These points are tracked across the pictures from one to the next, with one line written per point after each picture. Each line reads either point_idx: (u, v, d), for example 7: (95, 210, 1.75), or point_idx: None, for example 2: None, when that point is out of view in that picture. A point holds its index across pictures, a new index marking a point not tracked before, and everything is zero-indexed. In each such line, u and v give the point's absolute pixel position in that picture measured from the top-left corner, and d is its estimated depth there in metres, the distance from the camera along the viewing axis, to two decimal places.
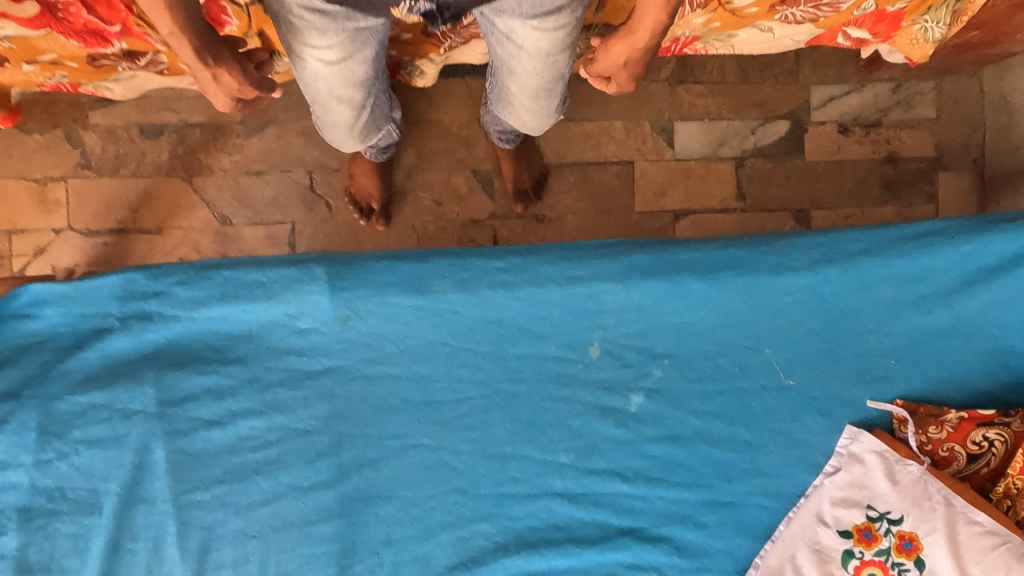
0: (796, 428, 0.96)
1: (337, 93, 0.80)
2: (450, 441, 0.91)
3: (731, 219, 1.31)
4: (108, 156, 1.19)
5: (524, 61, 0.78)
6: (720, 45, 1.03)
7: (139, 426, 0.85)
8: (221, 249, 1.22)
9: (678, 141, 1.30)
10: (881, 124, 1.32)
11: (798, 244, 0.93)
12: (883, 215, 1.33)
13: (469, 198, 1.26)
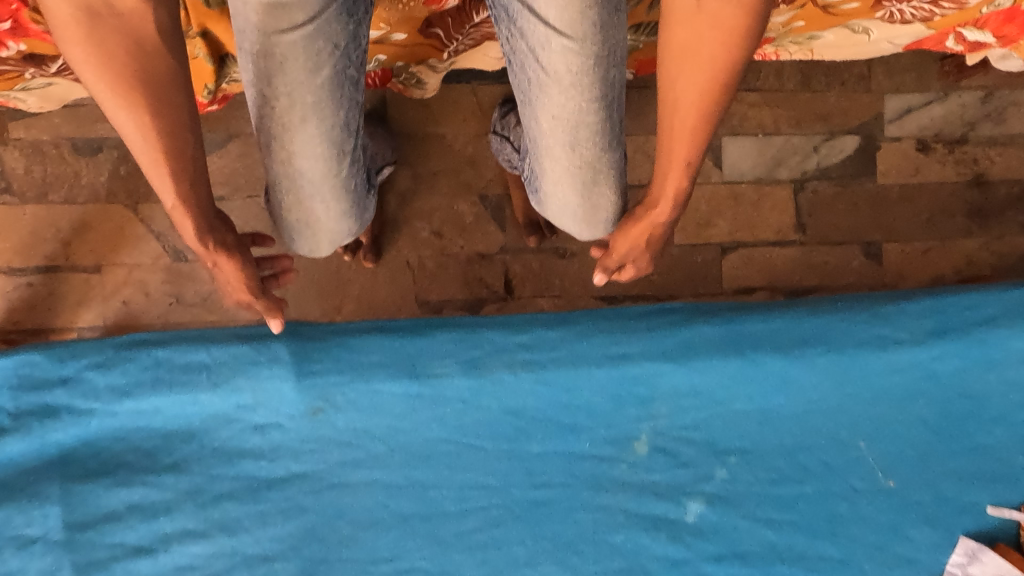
0: (898, 542, 0.73)
1: (312, 54, 0.64)
2: (452, 565, 0.68)
3: (789, 253, 1.09)
4: (33, 178, 0.97)
5: (556, 49, 0.67)
6: (797, 49, 0.81)
7: (38, 558, 0.64)
8: (174, 291, 1.00)
9: (726, 161, 1.08)
10: (967, 140, 1.11)
11: (905, 310, 0.72)
12: (968, 249, 1.12)
13: (476, 228, 1.05)
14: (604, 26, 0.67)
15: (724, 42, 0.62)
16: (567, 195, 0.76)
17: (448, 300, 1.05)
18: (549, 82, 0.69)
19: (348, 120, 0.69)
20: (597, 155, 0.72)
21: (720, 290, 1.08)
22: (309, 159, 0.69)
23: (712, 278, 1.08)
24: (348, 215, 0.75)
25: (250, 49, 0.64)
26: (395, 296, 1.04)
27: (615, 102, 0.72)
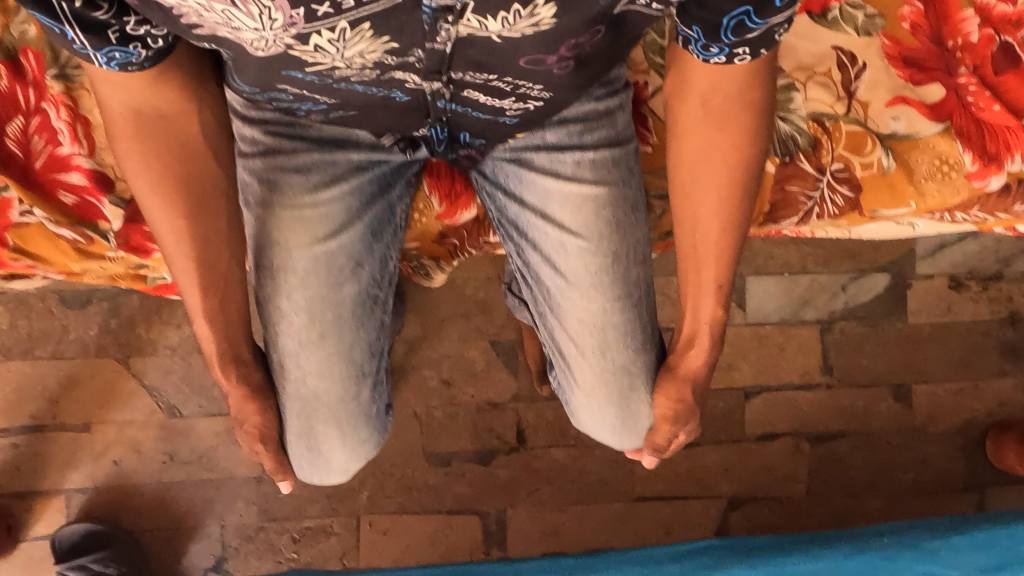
0: None
1: (333, 269, 0.60)
2: None
3: (815, 397, 1.04)
4: (19, 333, 0.92)
5: (571, 250, 0.62)
6: (833, 233, 0.74)
7: None
8: (168, 449, 0.95)
9: (750, 301, 1.03)
10: (1003, 277, 1.06)
11: (953, 544, 0.67)
12: (1001, 389, 1.06)
13: (486, 377, 1.00)
14: (621, 226, 0.62)
15: (736, 141, 0.56)
16: (605, 405, 0.67)
17: (456, 451, 0.99)
18: (570, 289, 0.63)
19: (363, 341, 0.63)
20: (625, 357, 0.65)
21: (742, 436, 1.03)
22: (319, 380, 0.62)
23: (734, 424, 1.03)
24: (359, 443, 0.66)
25: (270, 266, 0.59)
26: (401, 448, 0.98)
27: (643, 299, 0.65)
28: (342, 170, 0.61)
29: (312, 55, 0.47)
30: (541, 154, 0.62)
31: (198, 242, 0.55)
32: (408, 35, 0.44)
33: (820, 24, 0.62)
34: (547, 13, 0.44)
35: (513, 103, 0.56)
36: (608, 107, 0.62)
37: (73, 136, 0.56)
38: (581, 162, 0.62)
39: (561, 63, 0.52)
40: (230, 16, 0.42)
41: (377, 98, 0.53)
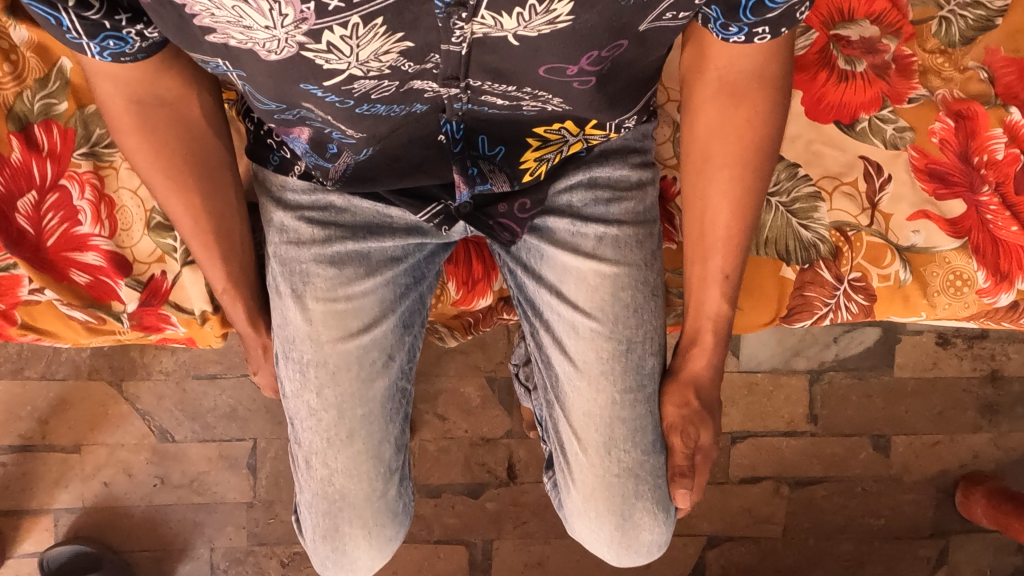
0: None
1: (366, 364, 0.62)
2: None
3: (797, 444, 1.07)
4: (9, 351, 0.91)
5: (583, 332, 0.63)
6: None
7: None
8: (159, 472, 0.94)
9: (744, 349, 1.05)
10: (987, 335, 1.09)
11: None
12: (975, 443, 1.10)
13: (481, 412, 1.01)
14: (637, 309, 0.63)
15: (756, 113, 0.54)
16: (604, 514, 0.65)
17: (447, 483, 1.01)
18: (578, 374, 0.63)
19: (390, 437, 0.65)
20: (633, 457, 0.64)
21: (725, 479, 1.06)
22: (347, 480, 0.63)
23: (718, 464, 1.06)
24: (386, 541, 0.67)
25: (299, 359, 0.62)
26: None
27: (654, 396, 0.64)
28: (379, 257, 0.63)
29: (325, 58, 0.44)
30: (564, 227, 0.64)
31: (211, 217, 0.57)
32: (427, 35, 0.43)
33: (848, 134, 0.63)
34: (565, 8, 0.42)
35: (530, 105, 0.53)
36: (639, 178, 0.65)
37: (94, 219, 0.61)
38: (603, 238, 0.63)
39: (586, 77, 0.50)
40: (238, 13, 0.41)
41: (396, 116, 0.52)
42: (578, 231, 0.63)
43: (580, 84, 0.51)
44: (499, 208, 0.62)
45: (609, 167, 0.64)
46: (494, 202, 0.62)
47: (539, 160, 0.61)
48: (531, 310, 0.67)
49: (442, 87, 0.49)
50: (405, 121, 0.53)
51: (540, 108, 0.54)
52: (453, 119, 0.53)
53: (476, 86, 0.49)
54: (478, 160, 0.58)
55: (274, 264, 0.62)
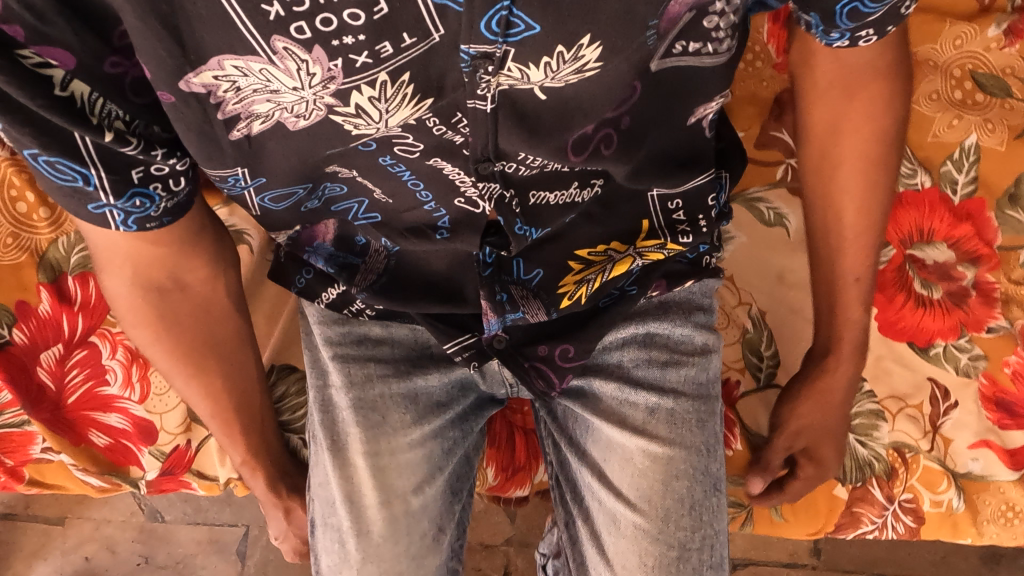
0: None
1: (414, 533, 0.69)
2: None
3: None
4: None
5: (624, 522, 0.68)
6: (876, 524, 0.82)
7: None
8: (142, 552, 0.91)
9: None
10: None
11: None
12: None
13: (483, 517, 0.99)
14: (687, 500, 0.67)
15: (871, 103, 0.57)
16: None
17: None
18: (617, 549, 0.68)
19: None
20: None
21: None
22: None
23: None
24: None
25: (340, 527, 0.69)
26: None
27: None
28: (427, 401, 0.73)
29: (352, 121, 0.49)
30: (609, 395, 0.72)
31: (230, 392, 0.65)
32: (450, 87, 0.46)
33: (921, 357, 0.75)
34: (593, 55, 0.45)
35: (584, 191, 0.61)
36: (700, 340, 0.72)
37: (122, 385, 0.76)
38: (652, 410, 0.69)
39: (608, 135, 0.55)
40: (266, 74, 0.44)
41: (420, 203, 0.60)
42: (623, 404, 0.71)
43: (607, 150, 0.56)
44: (538, 350, 0.71)
45: (667, 324, 0.72)
46: (536, 341, 0.71)
47: (579, 283, 0.68)
48: (575, 491, 0.74)
49: (462, 174, 0.56)
50: (427, 217, 0.62)
51: (593, 194, 0.62)
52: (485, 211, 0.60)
53: (509, 171, 0.55)
54: (508, 285, 0.67)
55: (331, 411, 0.71)
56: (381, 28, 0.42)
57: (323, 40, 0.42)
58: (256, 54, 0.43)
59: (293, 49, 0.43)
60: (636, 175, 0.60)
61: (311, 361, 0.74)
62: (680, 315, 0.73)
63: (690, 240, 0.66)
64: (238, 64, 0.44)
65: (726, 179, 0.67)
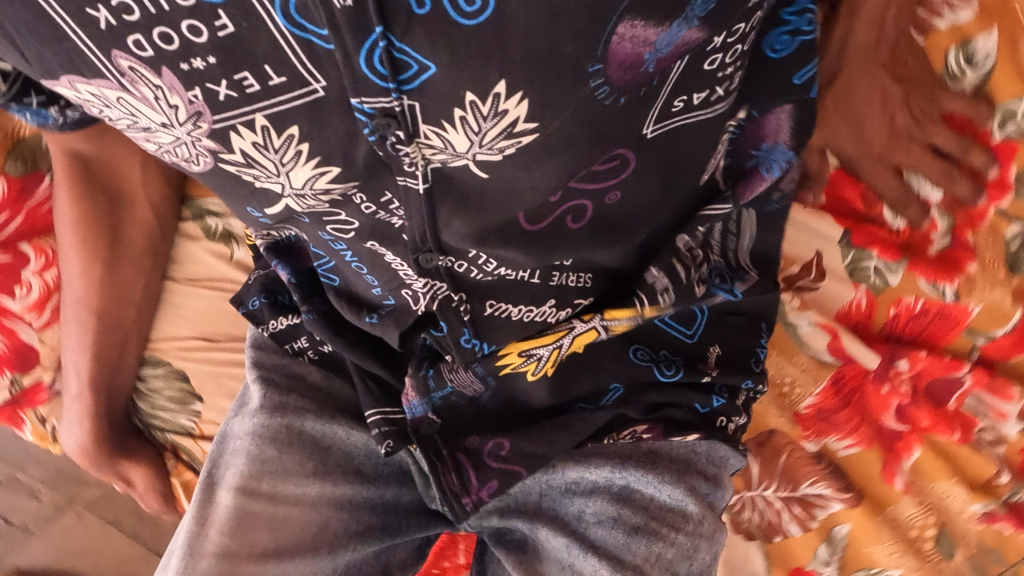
0: None
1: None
2: None
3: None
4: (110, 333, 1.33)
5: None
6: None
7: None
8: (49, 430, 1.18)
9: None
10: None
11: None
12: None
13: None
14: None
15: None
16: None
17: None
18: None
19: None
20: None
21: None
22: None
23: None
24: None
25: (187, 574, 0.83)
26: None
27: None
28: (346, 471, 0.87)
29: (251, 172, 0.55)
30: (554, 557, 0.76)
31: (98, 280, 0.96)
32: (357, 159, 0.52)
33: None
34: (518, 110, 0.49)
35: (549, 306, 0.67)
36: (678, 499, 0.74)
37: (26, 309, 1.17)
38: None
39: (578, 211, 0.59)
40: (124, 100, 0.50)
41: (368, 282, 0.69)
42: (573, 567, 0.74)
43: (573, 223, 0.60)
44: (470, 440, 0.75)
45: (662, 480, 0.74)
46: (467, 433, 0.75)
47: (524, 355, 0.70)
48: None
49: (401, 262, 0.63)
50: (378, 298, 0.70)
51: (567, 312, 0.68)
52: (427, 300, 0.65)
53: (460, 270, 0.62)
54: (437, 366, 0.72)
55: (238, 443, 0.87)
56: (227, 45, 0.45)
57: (171, 62, 0.46)
58: (105, 78, 0.48)
59: (140, 68, 0.47)
60: (624, 260, 0.68)
61: (241, 419, 0.89)
62: (608, 493, 0.76)
63: (663, 303, 0.68)
64: (94, 86, 0.49)
65: (715, 352, 0.76)
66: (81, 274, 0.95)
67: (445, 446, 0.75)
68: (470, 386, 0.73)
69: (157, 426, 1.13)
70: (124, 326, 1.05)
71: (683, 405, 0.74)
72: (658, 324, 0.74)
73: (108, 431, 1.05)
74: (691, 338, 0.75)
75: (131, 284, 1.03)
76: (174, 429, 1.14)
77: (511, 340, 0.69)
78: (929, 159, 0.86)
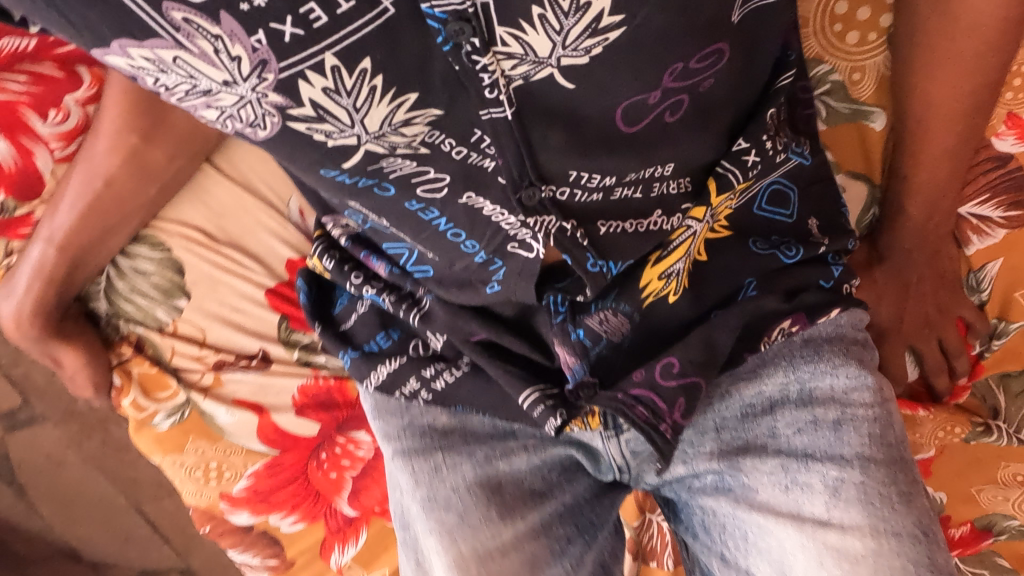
0: None
1: None
2: None
3: (88, 495, 1.40)
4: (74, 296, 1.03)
5: None
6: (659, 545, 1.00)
7: None
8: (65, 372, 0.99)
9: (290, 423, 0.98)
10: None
11: None
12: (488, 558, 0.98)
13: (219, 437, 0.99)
14: None
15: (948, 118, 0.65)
16: None
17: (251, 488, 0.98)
18: None
19: None
20: None
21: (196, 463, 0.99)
22: None
23: (102, 480, 1.39)
24: None
25: None
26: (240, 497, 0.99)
27: None
28: (523, 498, 0.74)
29: (325, 129, 0.51)
30: (768, 488, 0.67)
31: (126, 155, 0.85)
32: (436, 90, 0.49)
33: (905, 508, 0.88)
34: (601, 3, 0.45)
35: (660, 219, 0.60)
36: (861, 380, 0.67)
37: (55, 136, 0.90)
38: (835, 488, 0.64)
39: (675, 102, 0.53)
40: (181, 58, 0.47)
41: (467, 253, 0.62)
42: (799, 483, 0.65)
43: (671, 117, 0.54)
44: (635, 376, 0.65)
45: (835, 373, 0.68)
46: (631, 366, 0.68)
47: (664, 277, 0.64)
48: None
49: (502, 211, 0.56)
50: (483, 266, 0.62)
51: (677, 222, 0.62)
52: (536, 239, 0.57)
53: (562, 199, 0.56)
54: (583, 321, 0.65)
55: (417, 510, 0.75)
56: None
57: (228, 4, 0.44)
58: (159, 38, 0.46)
59: (195, 19, 0.44)
60: (727, 163, 0.60)
61: (395, 475, 0.78)
62: (790, 402, 0.69)
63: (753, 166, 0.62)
64: (148, 50, 0.47)
65: (814, 223, 0.70)
66: (112, 144, 0.84)
67: (619, 391, 0.65)
68: (621, 331, 0.66)
69: (122, 316, 1.00)
70: (134, 204, 0.91)
71: (812, 287, 0.69)
72: (755, 214, 0.67)
73: (58, 302, 0.94)
74: (790, 218, 0.68)
75: (162, 162, 0.89)
76: (145, 321, 1.00)
77: (636, 257, 0.63)
78: (899, 362, 0.82)
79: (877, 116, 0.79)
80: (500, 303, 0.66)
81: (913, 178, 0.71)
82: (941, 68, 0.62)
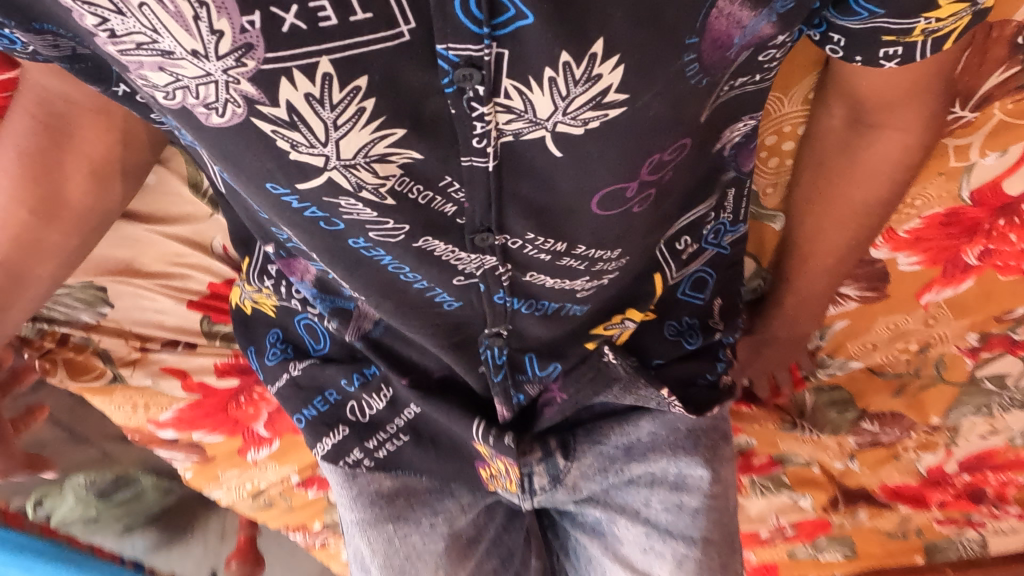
0: None
1: None
2: None
3: None
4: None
5: None
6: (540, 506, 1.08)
7: None
8: None
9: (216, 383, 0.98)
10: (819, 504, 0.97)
11: None
12: None
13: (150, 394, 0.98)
14: None
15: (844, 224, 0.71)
16: None
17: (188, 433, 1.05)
18: None
19: None
20: None
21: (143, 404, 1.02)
22: None
23: None
24: None
25: None
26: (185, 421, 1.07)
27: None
28: (473, 547, 0.79)
29: (292, 138, 0.45)
30: (632, 546, 0.75)
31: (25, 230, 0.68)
32: (430, 139, 0.45)
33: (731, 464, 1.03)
34: (612, 77, 0.42)
35: (585, 285, 0.59)
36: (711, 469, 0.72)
37: None
38: (679, 562, 0.72)
39: (647, 192, 0.51)
40: (151, 11, 0.39)
41: (414, 288, 0.58)
42: (654, 550, 0.73)
43: (638, 209, 0.52)
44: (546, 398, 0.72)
45: (692, 462, 0.72)
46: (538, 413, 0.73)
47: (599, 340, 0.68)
48: None
49: (454, 250, 0.53)
50: (430, 301, 0.59)
51: (593, 286, 0.60)
52: (468, 268, 0.54)
53: (512, 248, 0.53)
54: (522, 384, 0.68)
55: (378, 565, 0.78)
56: None
57: None
58: None
59: None
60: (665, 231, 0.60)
61: (355, 539, 0.79)
62: (665, 485, 0.73)
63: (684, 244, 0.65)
64: None
65: (718, 303, 0.75)
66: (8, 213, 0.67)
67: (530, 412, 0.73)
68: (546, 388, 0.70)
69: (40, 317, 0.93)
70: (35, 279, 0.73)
71: (698, 382, 0.73)
72: (676, 297, 0.71)
73: None
74: (703, 301, 0.73)
75: (60, 234, 0.71)
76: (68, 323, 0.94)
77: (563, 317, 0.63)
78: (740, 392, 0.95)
79: (779, 220, 0.80)
80: (431, 330, 0.62)
81: (794, 282, 0.80)
82: (842, 194, 0.69)
